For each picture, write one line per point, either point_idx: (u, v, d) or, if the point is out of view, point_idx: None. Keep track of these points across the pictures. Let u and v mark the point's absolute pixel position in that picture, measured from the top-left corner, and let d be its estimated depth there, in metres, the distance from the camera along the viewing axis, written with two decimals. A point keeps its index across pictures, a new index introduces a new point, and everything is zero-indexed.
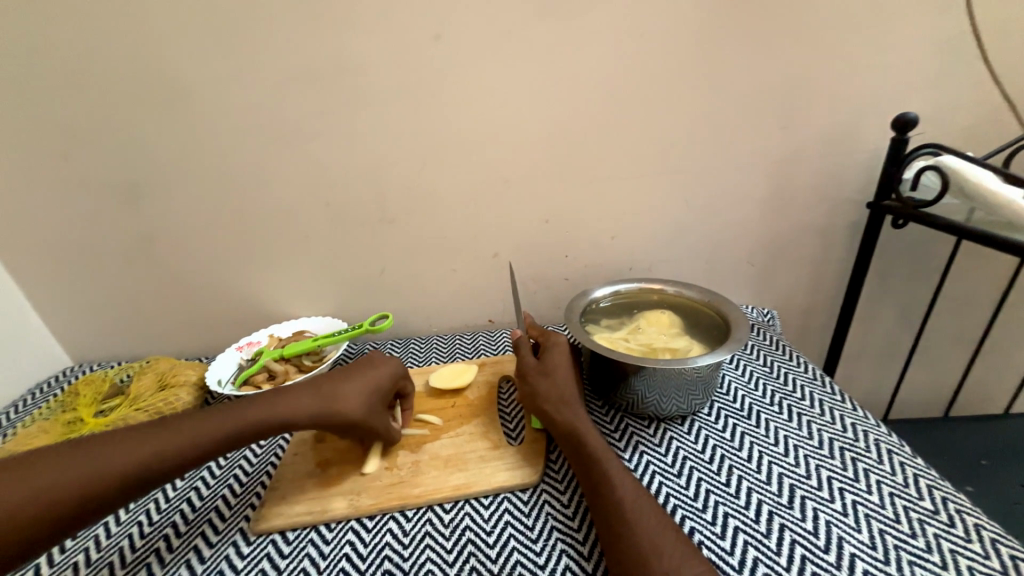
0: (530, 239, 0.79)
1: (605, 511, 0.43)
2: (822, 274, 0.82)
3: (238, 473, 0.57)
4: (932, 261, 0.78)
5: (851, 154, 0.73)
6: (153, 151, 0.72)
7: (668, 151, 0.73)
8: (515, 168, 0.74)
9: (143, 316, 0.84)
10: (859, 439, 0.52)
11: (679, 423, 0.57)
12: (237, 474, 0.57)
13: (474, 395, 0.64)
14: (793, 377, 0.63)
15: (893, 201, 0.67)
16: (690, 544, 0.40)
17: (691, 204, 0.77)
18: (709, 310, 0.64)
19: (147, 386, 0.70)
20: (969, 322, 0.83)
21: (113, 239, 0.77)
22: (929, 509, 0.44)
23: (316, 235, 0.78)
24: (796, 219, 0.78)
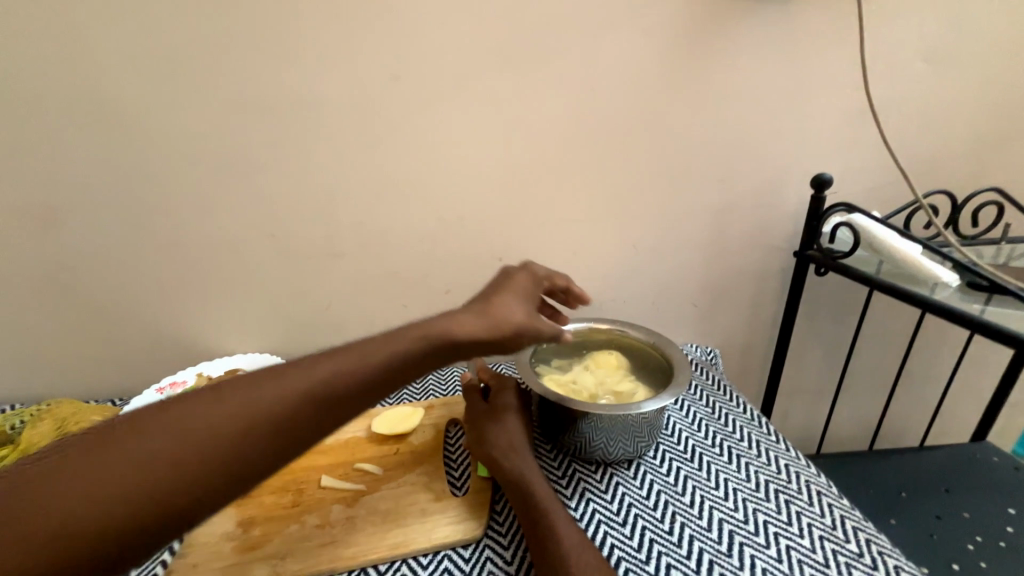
0: (484, 277, 0.79)
1: (550, 569, 0.41)
2: (759, 315, 0.87)
3: None
4: (852, 305, 0.85)
5: (780, 206, 0.80)
6: (73, 173, 0.66)
7: (617, 196, 0.77)
8: (470, 207, 0.75)
9: (47, 351, 0.75)
10: (792, 480, 0.54)
11: (626, 467, 0.57)
12: None
13: (418, 440, 0.61)
14: (733, 417, 0.66)
15: (815, 251, 0.72)
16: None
17: (639, 247, 0.80)
18: (654, 351, 0.66)
19: (42, 434, 0.62)
20: (885, 360, 0.90)
21: (16, 266, 0.69)
22: (854, 550, 0.46)
23: (257, 267, 0.74)
24: (734, 264, 0.83)
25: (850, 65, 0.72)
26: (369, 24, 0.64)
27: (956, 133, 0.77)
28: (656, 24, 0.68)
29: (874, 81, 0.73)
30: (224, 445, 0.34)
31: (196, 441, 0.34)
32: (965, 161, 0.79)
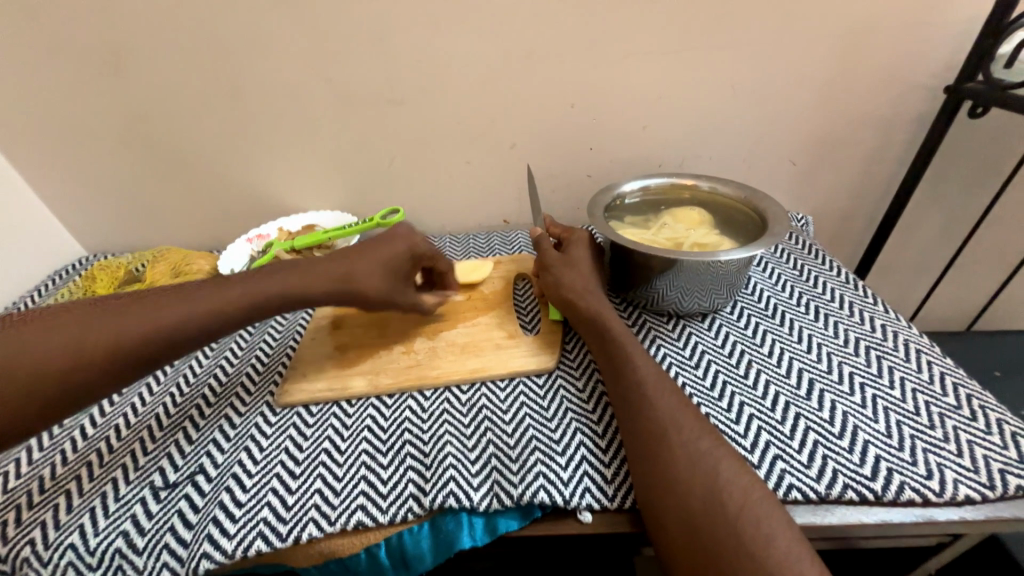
0: (552, 127, 0.72)
1: (625, 390, 0.43)
2: (870, 175, 0.75)
3: (254, 362, 0.57)
4: (1000, 162, 0.70)
5: (939, 26, 0.62)
6: (129, 11, 0.64)
7: (719, 20, 0.63)
8: (539, 39, 0.65)
9: (148, 206, 0.82)
10: (887, 339, 0.51)
11: (699, 320, 0.56)
12: (254, 362, 0.57)
13: (488, 290, 0.62)
14: (824, 279, 0.60)
15: (977, 83, 0.58)
16: (705, 424, 0.40)
17: (736, 89, 0.68)
18: (743, 208, 0.59)
19: (161, 274, 0.69)
20: (1022, 232, 0.77)
21: (100, 115, 0.72)
22: (951, 404, 0.44)
23: (319, 117, 0.72)
24: (853, 110, 0.69)
25: None
26: None
27: None
28: None
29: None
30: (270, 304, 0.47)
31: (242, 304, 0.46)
32: None
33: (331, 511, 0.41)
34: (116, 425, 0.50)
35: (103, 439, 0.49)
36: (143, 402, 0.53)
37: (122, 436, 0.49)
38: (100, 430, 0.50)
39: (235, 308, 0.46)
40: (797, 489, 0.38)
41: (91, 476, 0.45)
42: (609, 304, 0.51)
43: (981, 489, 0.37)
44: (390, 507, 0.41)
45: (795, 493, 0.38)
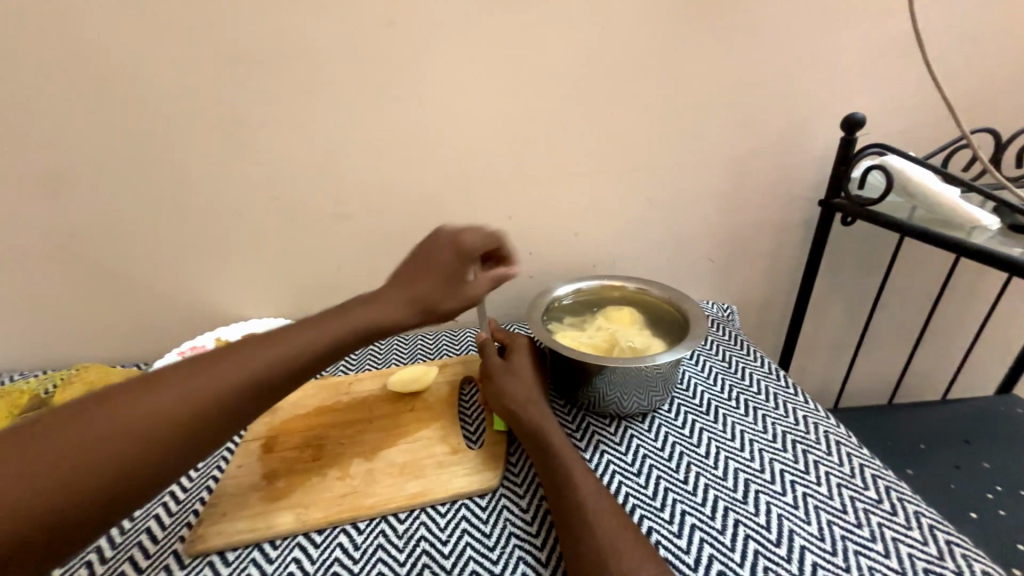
0: (493, 234, 0.77)
1: (566, 512, 0.42)
2: (778, 269, 0.84)
3: (167, 502, 0.51)
4: (879, 256, 0.81)
5: (806, 152, 0.75)
6: (73, 135, 0.65)
7: (630, 148, 0.73)
8: (477, 161, 0.72)
9: (70, 317, 0.77)
10: (810, 431, 0.54)
11: (640, 420, 0.57)
12: (166, 502, 0.51)
13: (432, 398, 0.61)
14: (750, 371, 0.64)
15: (842, 200, 0.69)
16: (643, 546, 0.40)
17: (652, 201, 0.77)
18: (669, 308, 0.64)
19: (72, 398, 0.64)
20: (913, 312, 0.87)
21: (31, 233, 0.71)
22: (873, 498, 0.46)
23: (265, 229, 0.74)
24: (752, 216, 0.80)
25: None
26: None
27: (1005, 63, 0.71)
28: None
29: (924, 7, 0.67)
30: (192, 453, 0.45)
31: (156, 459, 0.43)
32: (1012, 94, 0.73)
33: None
34: None
35: None
36: None
37: None
38: None
39: None
40: None
41: None
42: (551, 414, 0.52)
43: None
44: None
45: None
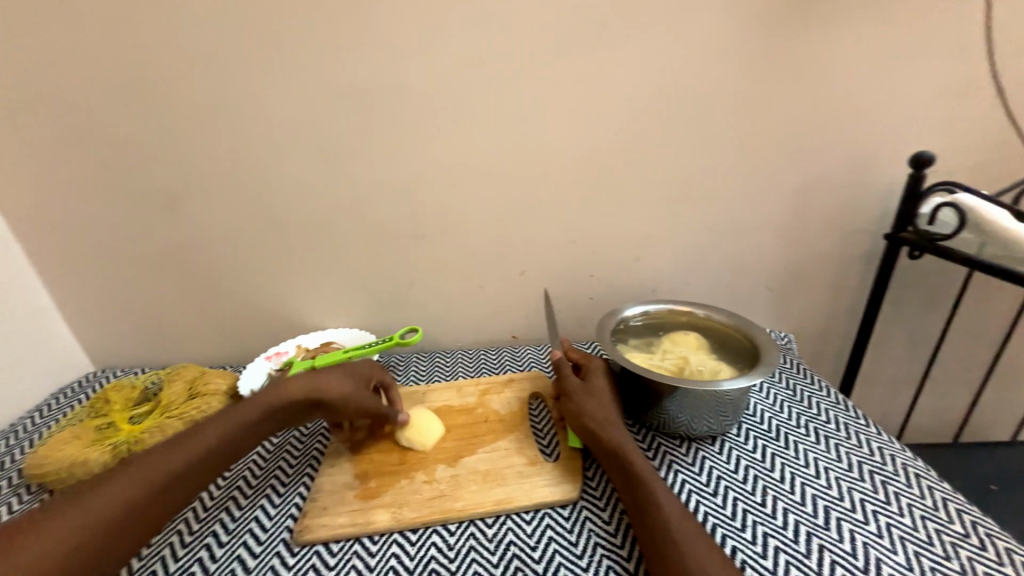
0: (557, 258, 0.82)
1: (653, 533, 0.44)
2: (836, 301, 0.85)
3: (270, 494, 0.56)
4: (942, 292, 0.81)
5: (867, 189, 0.77)
6: (195, 158, 0.73)
7: (693, 182, 0.77)
8: (548, 191, 0.77)
9: (169, 320, 0.85)
10: (887, 462, 0.54)
11: (710, 443, 0.59)
12: (270, 493, 0.56)
13: (504, 411, 0.65)
14: (817, 400, 0.65)
15: (909, 234, 0.70)
16: (734, 568, 0.41)
17: (712, 232, 0.80)
18: (736, 335, 0.66)
19: (176, 394, 0.70)
20: (979, 349, 0.86)
21: (146, 247, 0.79)
22: (960, 533, 0.46)
23: (349, 249, 0.80)
24: (811, 250, 0.81)
25: (965, 36, 0.68)
26: (458, 16, 0.67)
27: None
28: (743, 5, 0.67)
29: (994, 51, 0.69)
30: None
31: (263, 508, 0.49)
32: None
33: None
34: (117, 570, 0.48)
35: None
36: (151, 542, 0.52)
37: None
38: None
39: None
40: None
41: None
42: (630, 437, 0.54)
43: None
44: None
45: None
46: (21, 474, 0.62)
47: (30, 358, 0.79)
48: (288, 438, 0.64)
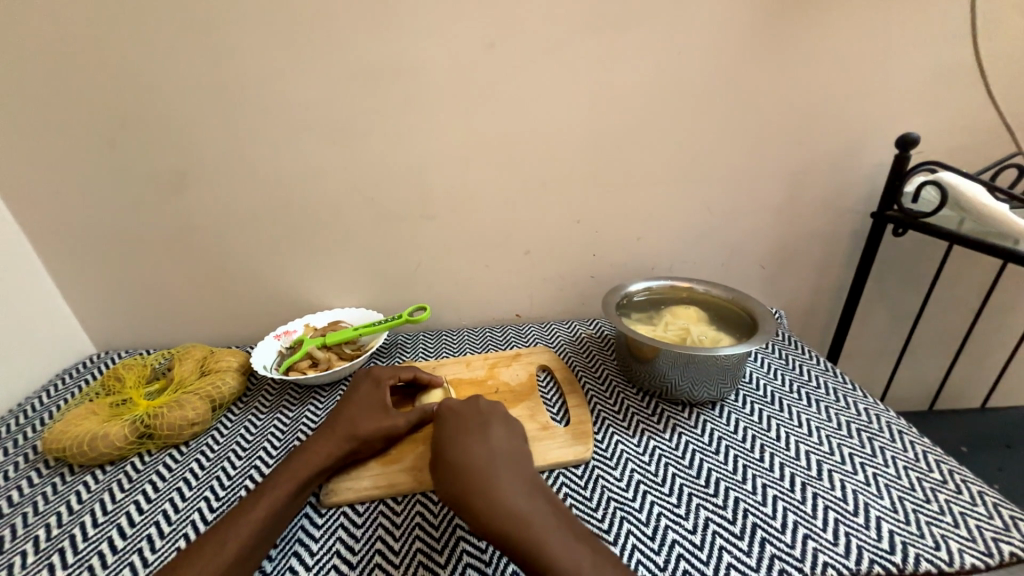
0: (562, 237, 0.84)
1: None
2: (824, 278, 0.90)
3: None
4: (923, 269, 0.86)
5: (857, 170, 0.81)
6: (202, 136, 0.73)
7: (694, 161, 0.79)
8: (555, 171, 0.79)
9: (175, 300, 0.85)
10: (872, 421, 0.58)
11: (710, 408, 0.63)
12: None
13: (514, 382, 0.67)
14: (808, 368, 0.69)
15: (895, 211, 0.74)
16: None
17: (711, 211, 0.83)
18: (734, 308, 0.69)
19: (189, 371, 0.70)
20: (954, 323, 0.91)
21: (151, 225, 0.78)
22: (938, 479, 0.50)
23: (357, 228, 0.81)
24: (803, 228, 0.85)
25: (952, 23, 0.72)
26: None
27: None
28: None
29: (978, 37, 0.73)
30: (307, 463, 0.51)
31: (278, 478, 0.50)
32: None
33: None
34: (150, 535, 0.50)
35: (136, 551, 0.48)
36: (180, 509, 0.53)
37: (157, 548, 0.49)
38: (132, 540, 0.50)
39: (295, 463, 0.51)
40: (832, 566, 0.42)
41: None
42: (520, 477, 0.47)
43: (982, 557, 0.42)
44: None
45: (831, 570, 0.42)
46: (36, 450, 0.62)
47: (30, 337, 0.78)
48: (303, 411, 0.67)
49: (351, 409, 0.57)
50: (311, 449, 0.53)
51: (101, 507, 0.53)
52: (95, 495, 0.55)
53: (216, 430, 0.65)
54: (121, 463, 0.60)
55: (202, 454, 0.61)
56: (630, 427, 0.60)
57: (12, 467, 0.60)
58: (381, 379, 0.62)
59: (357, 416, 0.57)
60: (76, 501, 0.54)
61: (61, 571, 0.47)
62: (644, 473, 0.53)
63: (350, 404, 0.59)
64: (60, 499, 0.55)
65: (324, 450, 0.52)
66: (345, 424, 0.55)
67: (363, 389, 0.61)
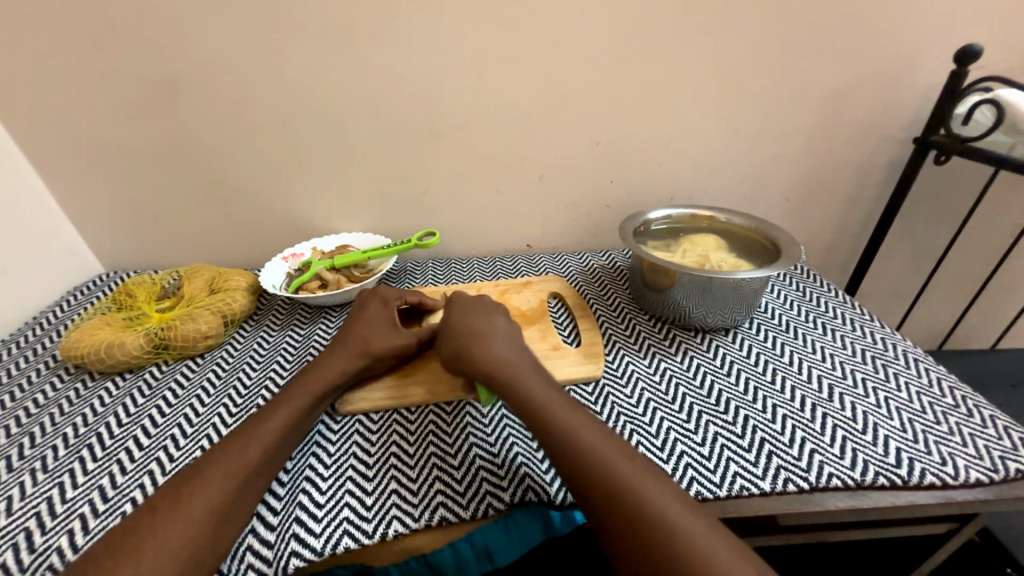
0: (579, 161, 0.79)
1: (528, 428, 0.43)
2: (850, 213, 0.86)
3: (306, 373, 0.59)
4: (958, 205, 0.82)
5: (905, 91, 0.74)
6: (191, 33, 0.66)
7: (728, 77, 0.73)
8: (575, 85, 0.73)
9: (179, 220, 0.83)
10: (888, 349, 0.58)
11: (723, 334, 0.62)
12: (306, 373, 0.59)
13: (525, 306, 0.67)
14: (826, 299, 0.68)
15: (940, 136, 0.69)
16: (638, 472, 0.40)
17: (740, 136, 0.78)
18: (758, 236, 0.66)
19: (199, 288, 0.70)
20: (981, 262, 0.88)
21: (146, 139, 0.74)
22: (951, 404, 0.50)
23: (363, 146, 0.77)
24: (836, 158, 0.80)
25: None
26: None
27: None
28: None
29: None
30: (321, 375, 0.52)
31: (293, 389, 0.50)
32: None
33: (412, 499, 0.44)
34: (174, 434, 0.51)
35: (162, 448, 0.50)
36: (199, 413, 0.54)
37: (180, 446, 0.50)
38: (157, 439, 0.51)
39: (310, 379, 0.51)
40: (837, 477, 0.43)
41: (164, 472, 0.47)
42: (540, 376, 0.47)
43: (988, 472, 0.43)
44: (470, 503, 0.44)
45: (835, 480, 0.43)
46: (55, 358, 0.64)
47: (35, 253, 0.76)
48: (315, 329, 0.67)
49: (361, 326, 0.57)
50: (325, 367, 0.53)
51: (124, 410, 0.55)
52: (117, 400, 0.57)
53: (230, 345, 0.66)
54: (140, 373, 0.61)
55: (217, 366, 0.62)
56: (641, 349, 0.60)
57: (34, 374, 0.62)
58: (388, 299, 0.61)
59: (365, 332, 0.56)
60: (100, 404, 0.56)
61: (91, 464, 0.49)
62: (654, 392, 0.54)
63: (360, 322, 0.58)
64: (84, 402, 0.57)
65: (336, 366, 0.53)
66: (356, 341, 0.55)
67: (371, 308, 0.60)
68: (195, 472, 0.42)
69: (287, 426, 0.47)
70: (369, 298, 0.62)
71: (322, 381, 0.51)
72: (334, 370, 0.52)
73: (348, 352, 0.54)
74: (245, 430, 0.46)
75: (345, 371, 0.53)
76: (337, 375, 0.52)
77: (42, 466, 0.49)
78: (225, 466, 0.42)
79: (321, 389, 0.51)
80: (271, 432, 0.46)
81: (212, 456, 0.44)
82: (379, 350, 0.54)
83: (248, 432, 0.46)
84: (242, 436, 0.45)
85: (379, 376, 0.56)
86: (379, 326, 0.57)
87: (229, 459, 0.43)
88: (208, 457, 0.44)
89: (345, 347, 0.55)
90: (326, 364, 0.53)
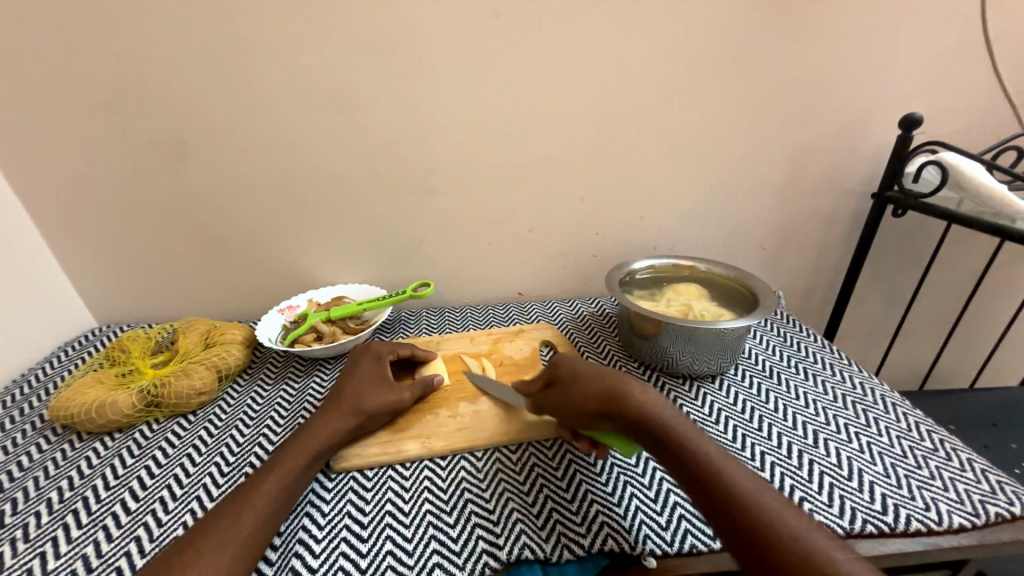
0: (566, 214, 0.84)
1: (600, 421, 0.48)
2: (822, 260, 0.91)
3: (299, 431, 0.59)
4: (920, 252, 0.87)
5: (860, 151, 0.81)
6: (204, 104, 0.72)
7: (699, 140, 0.79)
8: (560, 147, 0.79)
9: (178, 273, 0.84)
10: (867, 393, 0.60)
11: (710, 381, 0.64)
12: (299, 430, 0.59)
13: (517, 356, 0.68)
14: (806, 345, 0.70)
15: (895, 192, 0.76)
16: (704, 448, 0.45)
17: (714, 191, 0.84)
18: (737, 285, 0.70)
19: (193, 343, 0.70)
20: (949, 303, 0.93)
21: (152, 197, 0.77)
22: (930, 447, 0.52)
23: (361, 203, 0.81)
24: (804, 210, 0.86)
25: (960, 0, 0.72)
26: None
27: None
28: None
29: (985, 15, 0.73)
30: (316, 434, 0.52)
31: (288, 448, 0.50)
32: None
33: (407, 561, 0.44)
34: (163, 497, 0.51)
35: (150, 512, 0.49)
36: (190, 473, 0.54)
37: (169, 510, 0.49)
38: (145, 502, 0.50)
39: (305, 438, 0.51)
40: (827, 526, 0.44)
41: (151, 539, 0.46)
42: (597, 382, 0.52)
43: (970, 517, 0.44)
44: (467, 564, 0.44)
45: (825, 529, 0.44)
46: (43, 418, 0.63)
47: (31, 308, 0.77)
48: (309, 382, 0.68)
49: (355, 382, 0.58)
50: (320, 425, 0.53)
51: (111, 472, 0.54)
52: (105, 461, 0.56)
53: (223, 400, 0.66)
54: (130, 432, 0.60)
55: (210, 423, 0.61)
56: None
57: (19, 435, 0.61)
58: (381, 354, 0.63)
59: (359, 388, 0.57)
60: (86, 466, 0.55)
61: (76, 531, 0.47)
62: None
63: (353, 378, 0.59)
64: (70, 464, 0.56)
65: (332, 424, 0.53)
66: (351, 398, 0.56)
67: (365, 365, 0.61)
68: (188, 540, 0.42)
69: (282, 488, 0.46)
70: (362, 354, 0.63)
71: (317, 440, 0.51)
72: (330, 428, 0.53)
73: (344, 409, 0.55)
74: (239, 494, 0.45)
75: (339, 428, 0.53)
76: (332, 433, 0.52)
77: (24, 535, 0.47)
78: (218, 534, 0.42)
79: (316, 448, 0.51)
80: (266, 496, 0.45)
81: (205, 522, 0.43)
82: (374, 406, 0.55)
83: (241, 496, 0.45)
84: (236, 500, 0.45)
85: (374, 431, 0.56)
86: (372, 382, 0.58)
87: (222, 526, 0.42)
88: (201, 523, 0.43)
89: (340, 404, 0.55)
90: (322, 422, 0.53)
